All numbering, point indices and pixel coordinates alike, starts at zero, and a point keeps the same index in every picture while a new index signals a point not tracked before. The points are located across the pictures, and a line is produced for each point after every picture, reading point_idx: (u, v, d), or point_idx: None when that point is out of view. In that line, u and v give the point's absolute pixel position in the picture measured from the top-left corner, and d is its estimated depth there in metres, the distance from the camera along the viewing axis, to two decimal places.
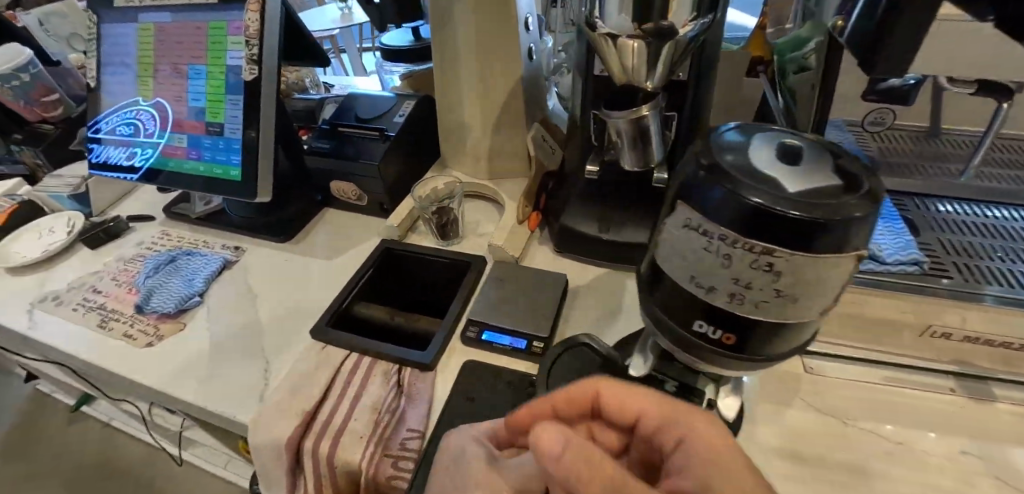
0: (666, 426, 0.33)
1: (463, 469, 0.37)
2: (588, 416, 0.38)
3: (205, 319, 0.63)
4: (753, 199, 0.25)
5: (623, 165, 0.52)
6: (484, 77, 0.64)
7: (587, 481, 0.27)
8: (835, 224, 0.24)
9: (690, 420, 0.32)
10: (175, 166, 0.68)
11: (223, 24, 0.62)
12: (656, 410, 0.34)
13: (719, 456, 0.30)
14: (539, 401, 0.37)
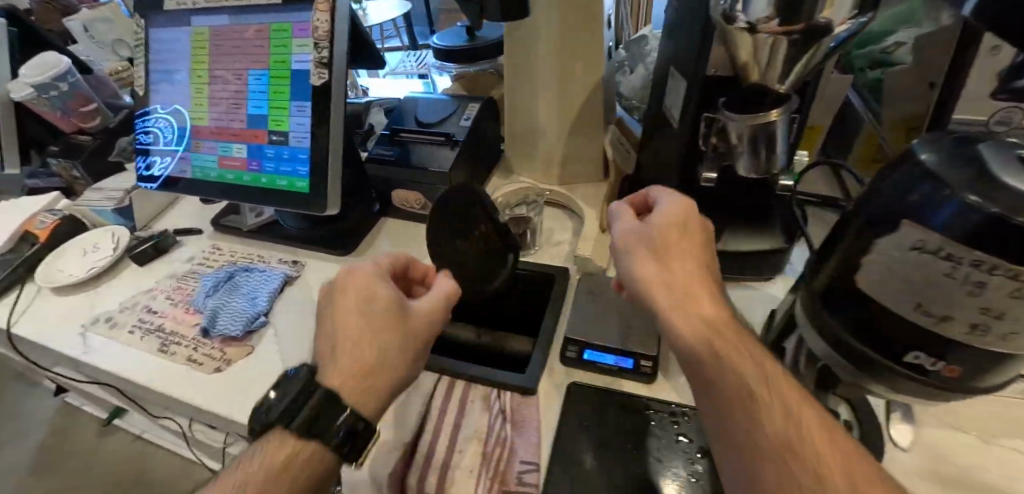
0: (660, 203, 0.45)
1: (374, 315, 0.42)
2: None
3: (275, 342, 0.60)
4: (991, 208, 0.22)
5: (738, 171, 0.48)
6: (564, 77, 0.61)
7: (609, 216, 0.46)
8: None
9: (682, 248, 0.40)
10: (234, 178, 0.64)
11: (287, 26, 0.58)
12: (687, 224, 0.41)
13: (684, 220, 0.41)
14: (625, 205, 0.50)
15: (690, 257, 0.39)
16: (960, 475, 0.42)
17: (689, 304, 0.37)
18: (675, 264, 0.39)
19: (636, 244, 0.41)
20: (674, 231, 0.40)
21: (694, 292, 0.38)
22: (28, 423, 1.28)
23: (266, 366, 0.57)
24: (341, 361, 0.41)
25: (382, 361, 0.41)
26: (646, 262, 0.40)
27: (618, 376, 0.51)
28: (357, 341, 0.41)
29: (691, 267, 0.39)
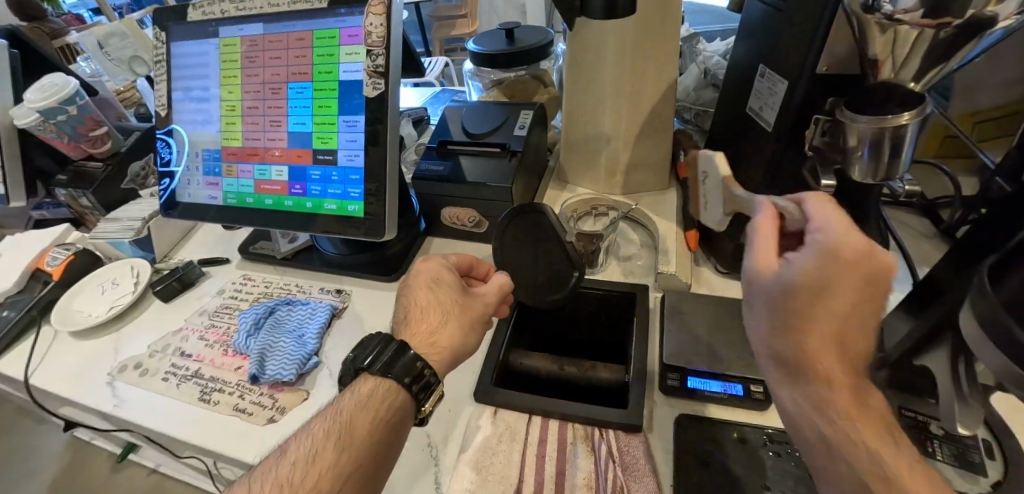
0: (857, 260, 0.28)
1: (442, 290, 0.45)
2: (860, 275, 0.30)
3: (331, 384, 0.53)
4: None
5: (850, 177, 0.44)
6: (635, 80, 0.56)
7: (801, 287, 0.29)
8: None
9: (847, 283, 0.29)
10: (273, 203, 0.58)
11: (335, 32, 0.52)
12: (854, 263, 0.29)
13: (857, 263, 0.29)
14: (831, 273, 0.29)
15: (858, 300, 0.29)
16: None
17: (842, 334, 0.29)
18: (817, 313, 0.29)
19: (795, 312, 0.29)
20: (840, 278, 0.28)
21: (847, 327, 0.29)
22: (34, 463, 1.20)
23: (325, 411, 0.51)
24: (413, 327, 0.44)
25: (442, 328, 0.43)
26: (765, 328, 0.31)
27: (727, 405, 0.46)
28: (422, 309, 0.44)
29: (844, 319, 0.29)
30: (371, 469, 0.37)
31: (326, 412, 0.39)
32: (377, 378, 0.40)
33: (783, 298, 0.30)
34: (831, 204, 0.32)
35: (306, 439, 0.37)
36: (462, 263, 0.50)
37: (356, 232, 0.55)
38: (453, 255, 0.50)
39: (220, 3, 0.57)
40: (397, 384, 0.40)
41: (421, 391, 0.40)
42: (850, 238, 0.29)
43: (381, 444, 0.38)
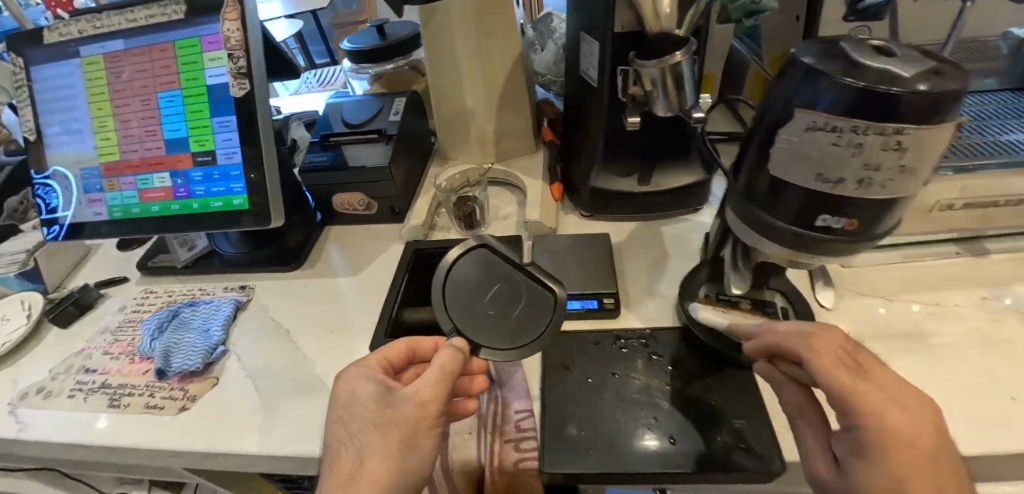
0: (897, 434, 0.30)
1: (361, 408, 0.42)
2: (929, 451, 0.30)
3: (240, 367, 0.57)
4: (846, 80, 0.30)
5: (656, 112, 0.53)
6: (483, 57, 0.63)
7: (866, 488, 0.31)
8: (942, 98, 0.28)
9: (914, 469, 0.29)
10: (160, 209, 0.61)
11: (196, 40, 0.56)
12: (902, 450, 0.30)
13: (889, 428, 0.30)
14: (897, 457, 0.30)
15: (935, 479, 0.30)
16: (877, 329, 0.52)
17: None
18: None
19: None
20: (907, 469, 0.29)
21: None
22: None
23: (236, 392, 0.55)
24: (327, 474, 0.40)
25: (362, 464, 0.39)
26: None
27: (586, 318, 0.55)
28: (341, 437, 0.41)
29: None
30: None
31: None
32: None
33: None
34: (843, 368, 0.33)
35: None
36: (389, 360, 0.48)
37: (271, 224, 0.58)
38: (377, 355, 0.47)
39: (76, 24, 0.59)
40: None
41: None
42: (891, 430, 0.30)
43: None
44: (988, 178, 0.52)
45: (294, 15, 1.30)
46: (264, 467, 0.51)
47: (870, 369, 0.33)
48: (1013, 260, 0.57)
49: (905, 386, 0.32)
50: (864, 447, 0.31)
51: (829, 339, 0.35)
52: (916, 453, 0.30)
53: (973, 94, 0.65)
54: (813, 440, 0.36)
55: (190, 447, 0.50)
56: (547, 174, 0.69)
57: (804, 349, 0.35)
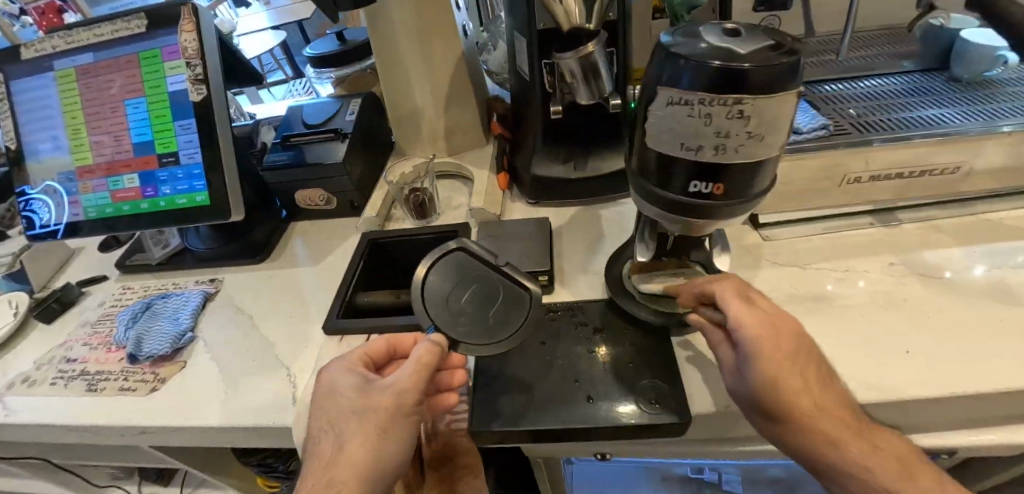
0: (780, 341, 0.40)
1: (341, 399, 0.44)
2: (799, 353, 0.40)
3: (206, 351, 0.62)
4: (691, 59, 0.34)
5: (579, 101, 0.57)
6: (427, 58, 0.68)
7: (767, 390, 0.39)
8: (769, 71, 0.32)
9: (789, 367, 0.39)
10: (132, 208, 0.66)
11: (157, 52, 0.61)
12: (781, 354, 0.39)
13: (769, 340, 0.39)
14: (781, 359, 0.39)
15: (803, 373, 0.39)
16: (788, 294, 0.56)
17: (814, 397, 0.39)
18: (795, 402, 0.39)
19: (778, 404, 0.39)
20: (784, 367, 0.39)
21: (820, 403, 0.39)
22: None
23: (202, 373, 0.59)
24: (313, 460, 0.43)
25: (344, 450, 0.42)
26: (761, 416, 0.41)
27: None
28: (324, 424, 0.44)
29: (807, 386, 0.39)
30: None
31: None
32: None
33: (759, 405, 0.40)
34: (737, 300, 0.42)
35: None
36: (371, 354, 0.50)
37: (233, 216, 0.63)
38: (361, 350, 0.50)
39: (49, 40, 0.64)
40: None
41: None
42: (772, 339, 0.39)
43: None
44: (888, 151, 0.56)
45: (280, 28, 1.35)
46: (228, 440, 0.55)
47: (756, 300, 0.43)
48: (919, 229, 0.61)
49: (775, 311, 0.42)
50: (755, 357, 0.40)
51: (728, 285, 0.43)
52: (794, 356, 0.39)
53: (891, 74, 0.68)
54: (724, 364, 0.44)
55: (159, 423, 0.55)
56: (493, 164, 0.73)
57: (711, 288, 0.44)
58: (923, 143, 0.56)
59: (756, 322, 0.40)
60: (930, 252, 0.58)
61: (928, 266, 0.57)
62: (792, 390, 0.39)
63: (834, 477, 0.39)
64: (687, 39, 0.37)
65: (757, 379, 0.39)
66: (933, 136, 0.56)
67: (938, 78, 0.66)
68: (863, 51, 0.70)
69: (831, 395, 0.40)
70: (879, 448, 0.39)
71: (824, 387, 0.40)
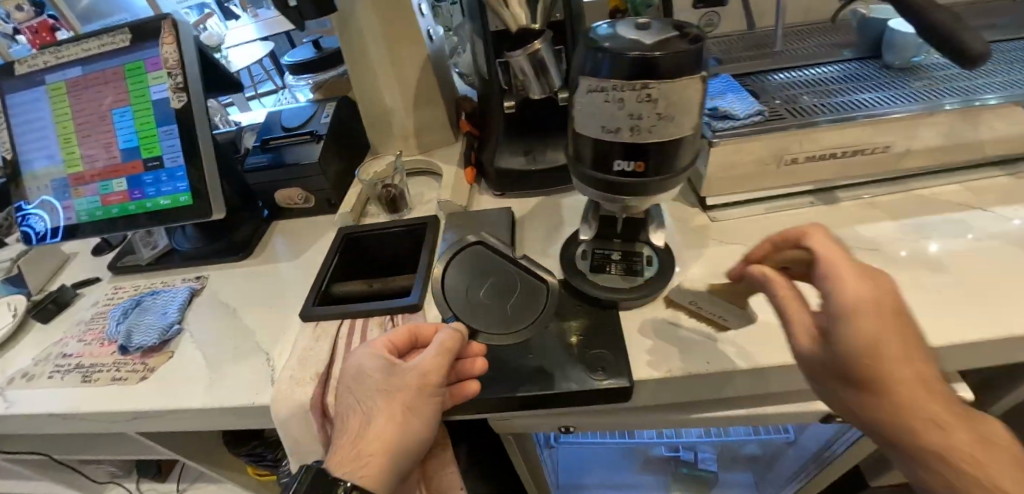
0: (880, 301, 0.34)
1: (368, 381, 0.49)
2: (897, 315, 0.34)
3: (192, 341, 0.66)
4: (603, 51, 0.39)
5: (532, 96, 0.61)
6: (395, 61, 0.73)
7: (853, 353, 0.33)
8: (669, 58, 0.37)
9: (889, 331, 0.33)
10: (120, 211, 0.70)
11: (141, 63, 0.66)
12: (881, 315, 0.34)
13: (870, 296, 0.34)
14: (882, 321, 0.33)
15: (905, 340, 0.34)
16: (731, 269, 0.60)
17: (916, 369, 0.33)
18: (891, 369, 0.33)
19: (864, 370, 0.33)
20: (884, 331, 0.33)
21: (921, 378, 0.33)
22: None
23: (189, 361, 0.63)
24: (343, 435, 0.48)
25: (371, 424, 0.47)
26: (842, 381, 0.35)
27: None
28: (352, 401, 0.49)
29: (909, 356, 0.33)
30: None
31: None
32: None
33: (839, 368, 0.35)
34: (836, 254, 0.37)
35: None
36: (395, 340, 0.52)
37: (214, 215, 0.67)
38: (388, 335, 0.52)
39: (40, 56, 0.68)
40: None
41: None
42: (868, 296, 0.34)
43: None
44: (820, 132, 0.60)
45: (268, 39, 1.40)
46: (213, 421, 0.59)
47: (853, 256, 0.38)
48: (854, 206, 0.66)
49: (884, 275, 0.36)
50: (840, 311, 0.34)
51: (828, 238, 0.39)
52: (892, 316, 0.34)
53: (829, 63, 0.72)
54: (796, 324, 0.38)
55: (148, 407, 0.59)
56: (460, 160, 0.78)
57: (807, 241, 0.40)
58: (852, 125, 0.60)
59: (851, 279, 0.35)
60: (863, 227, 0.63)
61: (861, 239, 0.61)
62: (889, 355, 0.33)
63: (919, 457, 0.33)
64: (606, 32, 0.41)
65: (853, 337, 0.33)
66: (859, 118, 0.60)
67: (872, 65, 0.70)
68: (803, 43, 0.75)
69: (933, 368, 0.34)
70: (990, 440, 0.33)
71: (924, 360, 0.34)
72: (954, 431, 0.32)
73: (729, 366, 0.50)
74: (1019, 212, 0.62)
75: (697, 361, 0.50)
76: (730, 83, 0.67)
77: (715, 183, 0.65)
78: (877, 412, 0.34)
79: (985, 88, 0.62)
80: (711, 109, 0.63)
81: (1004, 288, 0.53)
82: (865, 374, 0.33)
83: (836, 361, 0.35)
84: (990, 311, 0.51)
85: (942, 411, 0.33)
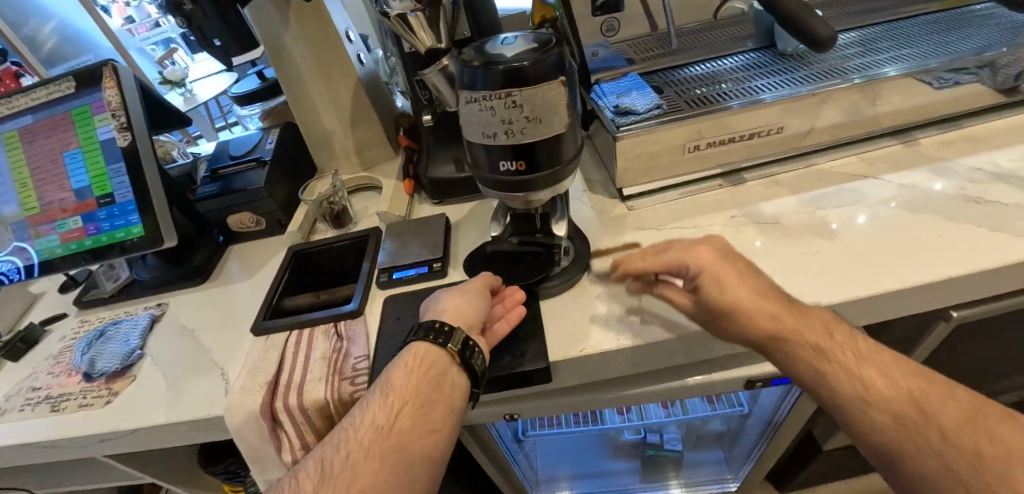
0: (720, 263, 0.51)
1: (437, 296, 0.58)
2: (731, 263, 0.51)
3: (153, 364, 0.70)
4: (472, 66, 0.44)
5: (448, 108, 0.66)
6: (328, 86, 0.78)
7: (713, 296, 0.50)
8: (527, 68, 0.42)
9: (729, 274, 0.50)
10: (78, 247, 0.74)
11: (86, 108, 0.71)
12: (719, 265, 0.51)
13: (712, 261, 0.51)
14: (721, 270, 0.50)
15: (741, 277, 0.50)
16: (645, 252, 0.65)
17: (753, 296, 0.49)
18: (734, 295, 0.49)
19: (720, 302, 0.49)
20: (722, 273, 0.50)
21: (762, 303, 0.49)
22: None
23: (149, 382, 0.67)
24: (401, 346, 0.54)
25: (447, 304, 0.55)
26: (707, 320, 0.52)
27: (421, 280, 0.67)
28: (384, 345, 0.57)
29: (745, 287, 0.50)
30: (420, 414, 0.46)
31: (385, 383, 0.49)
32: (416, 350, 0.51)
33: (709, 310, 0.51)
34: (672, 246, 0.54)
35: (393, 391, 0.48)
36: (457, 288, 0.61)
37: (166, 243, 0.71)
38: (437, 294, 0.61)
39: None
40: (431, 343, 0.51)
41: (443, 336, 0.51)
42: (702, 255, 0.52)
43: (428, 384, 0.48)
44: (716, 119, 0.65)
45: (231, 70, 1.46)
46: (175, 434, 0.63)
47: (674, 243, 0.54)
48: (759, 186, 0.72)
49: (710, 237, 0.54)
50: (700, 273, 0.51)
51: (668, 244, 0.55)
52: (727, 265, 0.51)
53: (727, 56, 0.78)
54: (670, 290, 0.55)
55: (113, 428, 0.63)
56: (401, 174, 0.83)
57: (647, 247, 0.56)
58: (745, 110, 0.66)
59: (689, 252, 0.52)
60: (766, 204, 0.69)
61: (764, 215, 0.67)
62: (729, 288, 0.49)
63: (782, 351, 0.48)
64: (478, 49, 0.46)
65: (707, 284, 0.50)
66: (750, 104, 0.66)
67: (768, 54, 0.76)
68: (706, 38, 0.81)
69: (762, 295, 0.49)
70: (822, 328, 0.47)
71: (756, 290, 0.50)
72: (792, 329, 0.47)
73: (640, 340, 0.54)
74: (904, 178, 0.68)
75: (610, 338, 0.55)
76: (636, 81, 0.72)
77: (629, 174, 0.70)
78: (737, 336, 0.50)
79: (868, 66, 0.68)
80: (615, 107, 0.68)
81: (888, 246, 0.59)
82: (722, 306, 0.49)
83: (702, 306, 0.51)
84: (870, 268, 0.57)
85: (781, 317, 0.48)
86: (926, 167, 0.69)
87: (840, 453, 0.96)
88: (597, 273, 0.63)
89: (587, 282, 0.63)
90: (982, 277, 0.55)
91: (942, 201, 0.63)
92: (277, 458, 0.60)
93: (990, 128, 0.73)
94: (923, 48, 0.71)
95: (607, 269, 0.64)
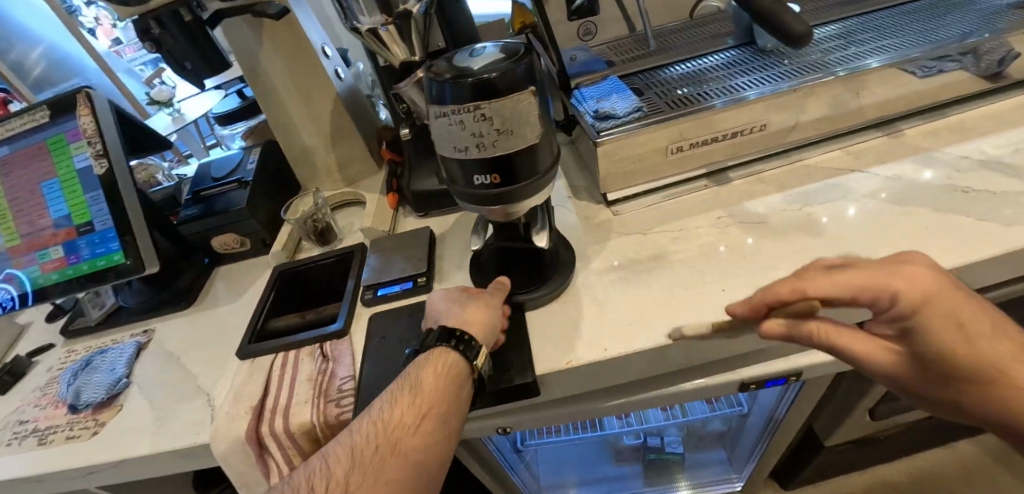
0: (949, 295, 0.37)
1: (449, 298, 0.56)
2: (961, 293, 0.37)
3: (140, 392, 0.69)
4: (439, 80, 0.43)
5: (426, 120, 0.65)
6: (305, 102, 0.77)
7: (953, 351, 0.36)
8: (495, 80, 0.41)
9: (969, 310, 0.36)
10: (60, 277, 0.73)
11: (62, 136, 0.70)
12: (951, 300, 0.37)
13: (944, 292, 0.36)
14: (962, 306, 0.36)
15: (981, 316, 0.37)
16: (632, 258, 0.64)
17: (1002, 347, 0.36)
18: (988, 347, 0.36)
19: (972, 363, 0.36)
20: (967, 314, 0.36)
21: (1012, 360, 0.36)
22: None
23: (135, 411, 0.66)
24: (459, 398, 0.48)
25: (464, 311, 0.53)
26: (937, 384, 0.38)
27: (406, 296, 0.67)
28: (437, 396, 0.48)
29: (994, 336, 0.37)
30: (441, 420, 0.45)
31: (411, 382, 0.47)
32: (441, 353, 0.49)
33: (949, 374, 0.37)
34: (875, 271, 0.38)
35: (422, 391, 0.46)
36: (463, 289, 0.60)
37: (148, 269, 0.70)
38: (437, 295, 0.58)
39: None
40: (457, 350, 0.49)
41: (466, 347, 0.49)
42: (931, 285, 0.37)
43: (451, 390, 0.47)
44: (698, 119, 0.65)
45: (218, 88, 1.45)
46: (162, 463, 0.62)
47: (864, 264, 0.40)
48: (745, 185, 0.71)
49: (913, 254, 0.40)
50: (942, 317, 0.36)
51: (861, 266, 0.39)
52: (966, 301, 0.37)
53: (706, 55, 0.78)
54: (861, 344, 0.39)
55: (100, 460, 0.62)
56: (385, 188, 0.82)
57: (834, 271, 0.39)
58: (726, 109, 0.65)
59: (922, 282, 0.37)
60: (751, 203, 0.68)
61: (750, 214, 0.66)
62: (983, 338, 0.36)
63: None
64: (446, 62, 0.46)
65: (953, 333, 0.36)
66: (732, 102, 0.65)
67: (748, 51, 0.76)
68: (685, 38, 0.81)
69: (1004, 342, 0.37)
70: None
71: (993, 335, 0.37)
72: None
73: (628, 349, 0.53)
74: (890, 170, 0.67)
75: (597, 348, 0.54)
76: (615, 84, 0.72)
77: (612, 179, 0.69)
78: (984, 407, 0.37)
79: (850, 59, 0.67)
80: (595, 111, 0.68)
81: (877, 241, 0.58)
82: (967, 364, 0.36)
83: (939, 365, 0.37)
84: None
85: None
86: (913, 158, 0.68)
87: (842, 449, 0.95)
88: (583, 281, 0.63)
89: (573, 291, 0.62)
90: (974, 268, 0.54)
91: (930, 192, 0.62)
92: (266, 483, 0.59)
93: (977, 116, 0.73)
94: (903, 38, 0.70)
95: (594, 277, 0.63)
